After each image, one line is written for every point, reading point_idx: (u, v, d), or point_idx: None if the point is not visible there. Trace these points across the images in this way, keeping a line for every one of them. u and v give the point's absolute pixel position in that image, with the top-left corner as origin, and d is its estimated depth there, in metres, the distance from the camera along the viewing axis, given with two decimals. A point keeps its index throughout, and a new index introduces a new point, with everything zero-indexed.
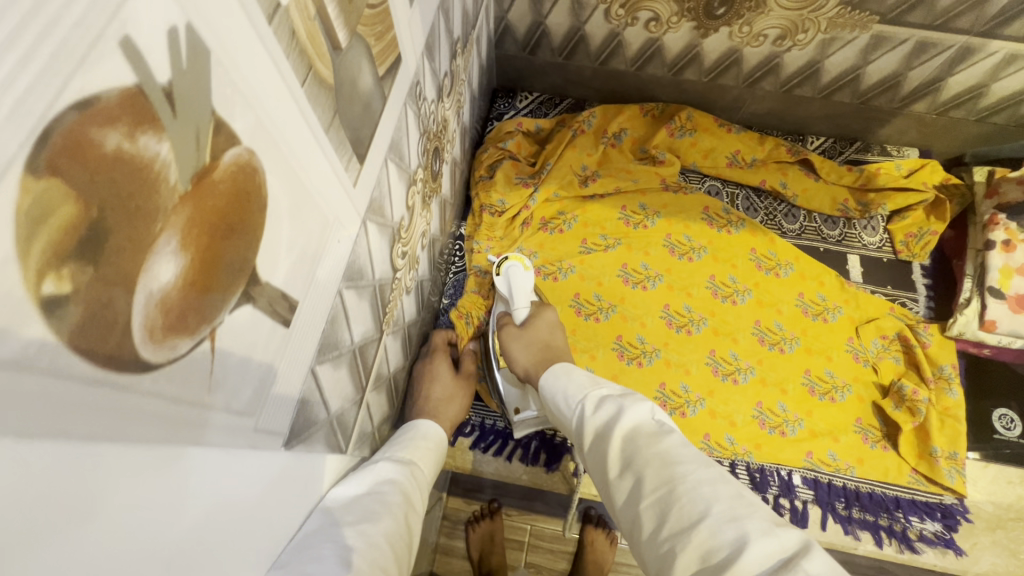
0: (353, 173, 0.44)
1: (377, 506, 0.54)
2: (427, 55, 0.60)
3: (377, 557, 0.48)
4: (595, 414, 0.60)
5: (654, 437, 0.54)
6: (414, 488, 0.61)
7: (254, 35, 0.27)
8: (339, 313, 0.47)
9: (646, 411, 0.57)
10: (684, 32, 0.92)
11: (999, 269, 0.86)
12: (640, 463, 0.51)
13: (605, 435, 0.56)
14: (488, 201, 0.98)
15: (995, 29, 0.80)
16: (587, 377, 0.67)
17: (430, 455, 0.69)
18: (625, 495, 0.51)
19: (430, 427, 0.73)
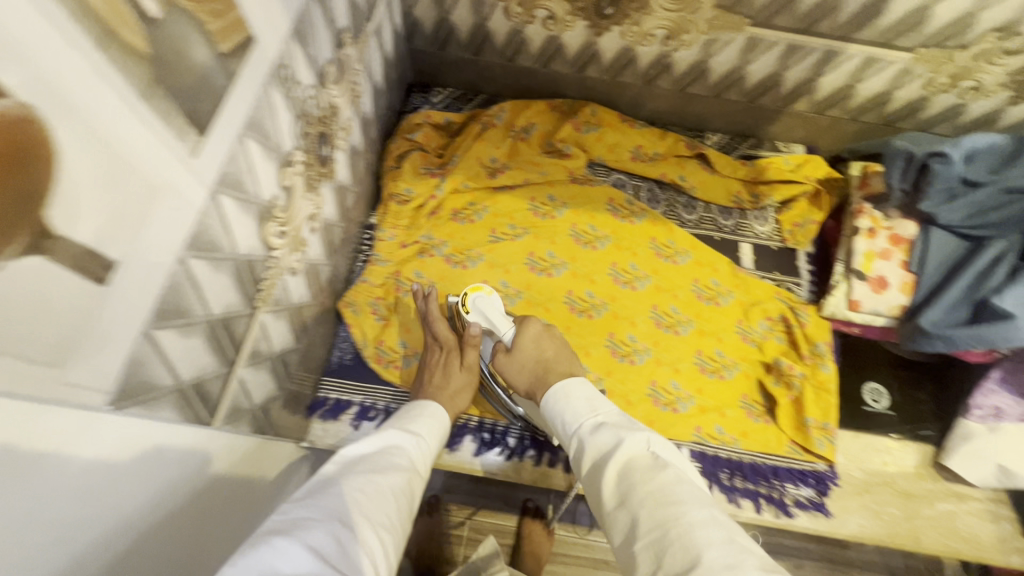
0: (190, 143, 0.46)
1: (385, 464, 0.66)
2: (299, 41, 0.62)
3: (383, 505, 0.60)
4: (593, 442, 0.64)
5: (649, 471, 0.58)
6: (419, 453, 0.72)
7: None
8: (182, 282, 0.49)
9: (643, 442, 0.61)
10: (580, 31, 0.97)
11: (862, 253, 0.94)
12: (635, 500, 0.56)
13: (600, 466, 0.61)
14: (395, 190, 1.02)
15: (850, 33, 0.88)
16: (586, 400, 0.69)
17: (437, 428, 0.78)
18: (622, 530, 0.56)
19: (435, 408, 0.80)
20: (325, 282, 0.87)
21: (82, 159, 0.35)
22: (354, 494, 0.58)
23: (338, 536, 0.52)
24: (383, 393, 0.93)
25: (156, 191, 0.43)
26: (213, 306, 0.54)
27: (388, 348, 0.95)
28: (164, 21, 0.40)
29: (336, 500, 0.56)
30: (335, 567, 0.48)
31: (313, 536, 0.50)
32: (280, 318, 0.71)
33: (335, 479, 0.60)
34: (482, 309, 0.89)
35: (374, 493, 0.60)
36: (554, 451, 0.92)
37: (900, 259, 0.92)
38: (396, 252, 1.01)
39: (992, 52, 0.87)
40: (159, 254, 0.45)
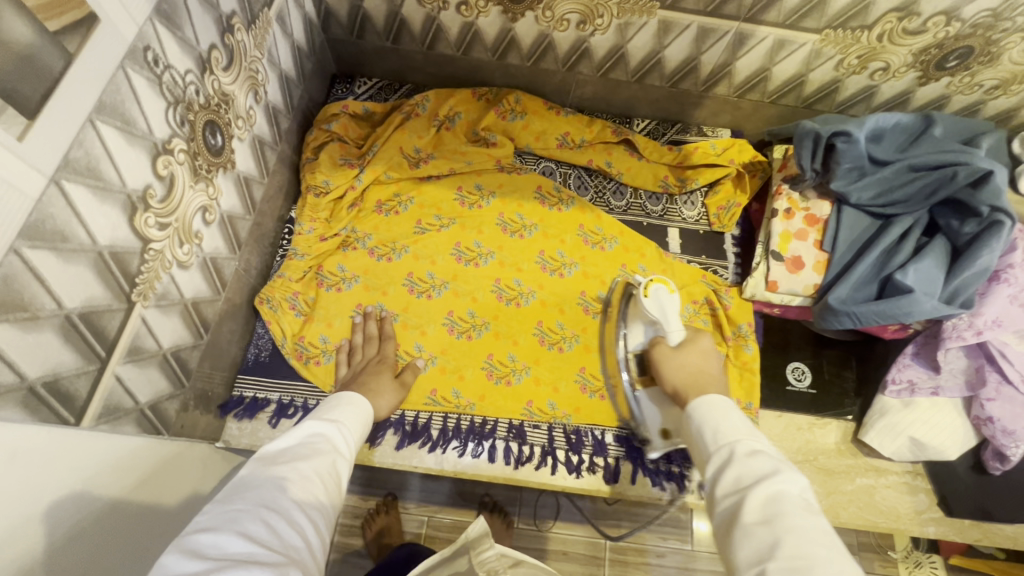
0: (13, 127, 0.43)
1: (306, 451, 0.61)
2: (163, 22, 0.59)
3: (311, 489, 0.56)
4: (745, 462, 0.57)
5: (803, 509, 0.51)
6: (344, 438, 0.68)
7: None
8: (18, 274, 0.46)
9: (798, 485, 0.54)
10: (494, 17, 0.96)
11: (779, 234, 0.94)
12: (783, 526, 0.49)
13: (747, 484, 0.55)
14: (312, 182, 0.99)
15: (757, 14, 0.88)
16: (746, 422, 0.64)
17: (358, 416, 0.74)
18: (751, 550, 0.49)
19: (355, 396, 0.77)
20: (230, 278, 0.84)
21: None
22: (278, 481, 0.55)
23: (268, 520, 0.50)
24: (301, 389, 0.90)
25: None
26: (65, 300, 0.52)
27: (309, 343, 0.92)
28: None
29: (258, 492, 0.53)
30: (272, 549, 0.47)
31: (244, 523, 0.48)
32: (168, 314, 0.69)
33: (257, 471, 0.56)
34: (660, 300, 0.85)
35: (302, 478, 0.57)
36: (479, 441, 0.89)
37: (816, 239, 0.93)
38: (314, 246, 0.98)
39: (895, 32, 0.88)
40: None
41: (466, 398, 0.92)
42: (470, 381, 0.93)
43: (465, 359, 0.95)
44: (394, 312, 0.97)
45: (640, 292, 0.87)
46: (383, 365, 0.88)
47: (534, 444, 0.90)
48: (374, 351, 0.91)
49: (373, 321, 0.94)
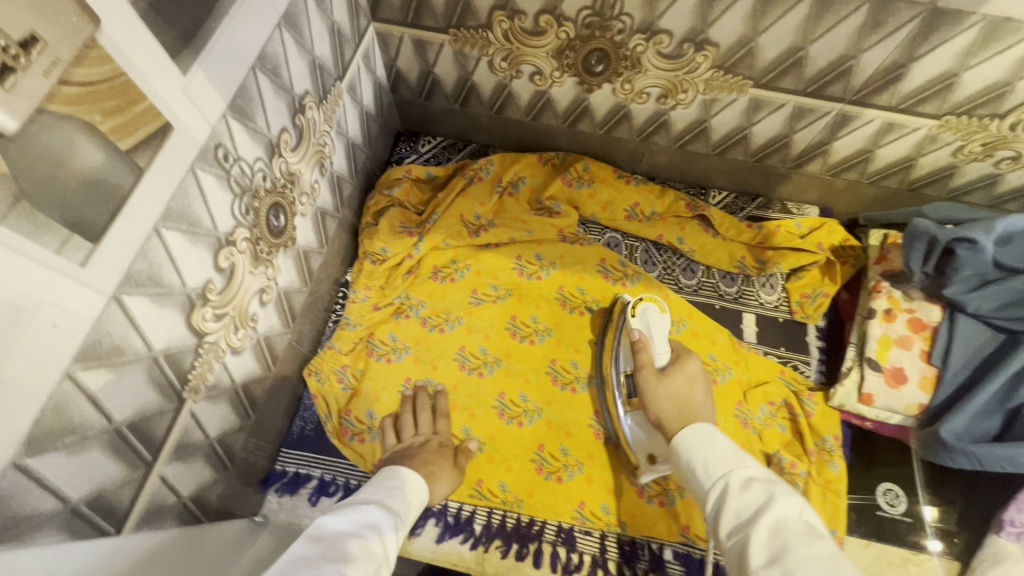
0: (79, 254, 0.42)
1: (356, 551, 0.53)
2: (237, 116, 0.58)
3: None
4: (740, 496, 0.55)
5: (806, 537, 0.48)
6: (396, 535, 0.61)
7: None
8: (71, 399, 0.44)
9: (796, 508, 0.51)
10: (569, 87, 0.91)
11: (877, 338, 0.83)
12: (791, 561, 0.46)
13: (747, 521, 0.52)
14: (370, 249, 0.97)
15: (866, 97, 0.79)
16: (730, 449, 0.61)
17: (410, 509, 0.67)
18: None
19: (417, 480, 0.72)
20: (282, 351, 0.82)
21: None
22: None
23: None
24: (342, 467, 0.87)
25: (27, 314, 0.39)
26: (115, 414, 0.50)
27: (355, 418, 0.89)
28: (30, 134, 0.36)
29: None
30: None
31: None
32: (217, 402, 0.67)
33: (309, 564, 0.49)
34: (648, 320, 0.88)
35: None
36: (523, 542, 0.83)
37: (921, 348, 0.82)
38: (367, 314, 0.96)
39: None
40: (29, 381, 0.40)
41: (514, 492, 0.86)
42: (518, 474, 0.87)
43: (513, 450, 0.88)
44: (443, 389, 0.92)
45: (628, 312, 0.90)
46: (441, 449, 0.83)
47: (584, 552, 0.83)
48: (427, 428, 0.85)
49: (423, 403, 0.88)
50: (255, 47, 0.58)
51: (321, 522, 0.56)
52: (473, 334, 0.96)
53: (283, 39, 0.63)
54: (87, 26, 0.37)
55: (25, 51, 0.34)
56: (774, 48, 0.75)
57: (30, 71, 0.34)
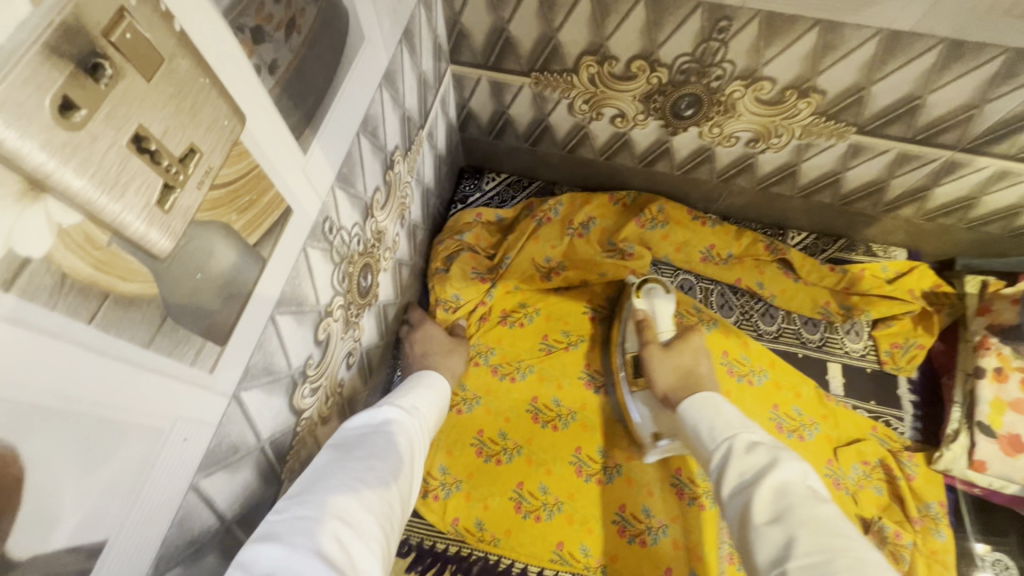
0: (210, 360, 0.39)
1: (382, 446, 0.54)
2: (342, 186, 0.55)
3: (385, 494, 0.49)
4: (745, 457, 0.57)
5: (811, 498, 0.51)
6: (417, 430, 0.61)
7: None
8: (193, 508, 0.42)
9: (802, 472, 0.54)
10: (652, 129, 0.87)
11: (989, 402, 0.80)
12: (795, 520, 0.48)
13: (751, 481, 0.54)
14: (442, 296, 0.93)
15: (982, 146, 0.74)
16: (738, 416, 0.64)
17: (434, 403, 0.68)
18: (770, 550, 0.48)
19: (434, 378, 0.72)
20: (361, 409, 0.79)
21: (64, 457, 0.29)
22: (351, 485, 0.47)
23: (342, 532, 0.42)
24: (416, 526, 0.84)
25: (165, 432, 0.36)
26: (226, 512, 0.47)
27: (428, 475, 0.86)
28: (181, 251, 0.33)
29: (335, 490, 0.46)
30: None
31: (314, 535, 0.41)
32: None
33: (331, 466, 0.50)
34: (656, 305, 0.87)
35: (377, 481, 0.49)
36: None
37: None
38: None
39: None
40: (160, 499, 0.37)
41: (596, 556, 0.81)
42: (599, 537, 0.82)
43: (594, 508, 0.84)
44: (517, 444, 0.89)
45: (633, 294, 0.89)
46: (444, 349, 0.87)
47: None
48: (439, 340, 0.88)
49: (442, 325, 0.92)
50: (361, 111, 0.55)
51: (343, 428, 0.57)
52: (547, 387, 0.93)
53: (382, 98, 0.60)
54: (235, 126, 0.34)
55: (183, 165, 0.30)
56: (887, 97, 0.70)
57: (187, 186, 0.31)
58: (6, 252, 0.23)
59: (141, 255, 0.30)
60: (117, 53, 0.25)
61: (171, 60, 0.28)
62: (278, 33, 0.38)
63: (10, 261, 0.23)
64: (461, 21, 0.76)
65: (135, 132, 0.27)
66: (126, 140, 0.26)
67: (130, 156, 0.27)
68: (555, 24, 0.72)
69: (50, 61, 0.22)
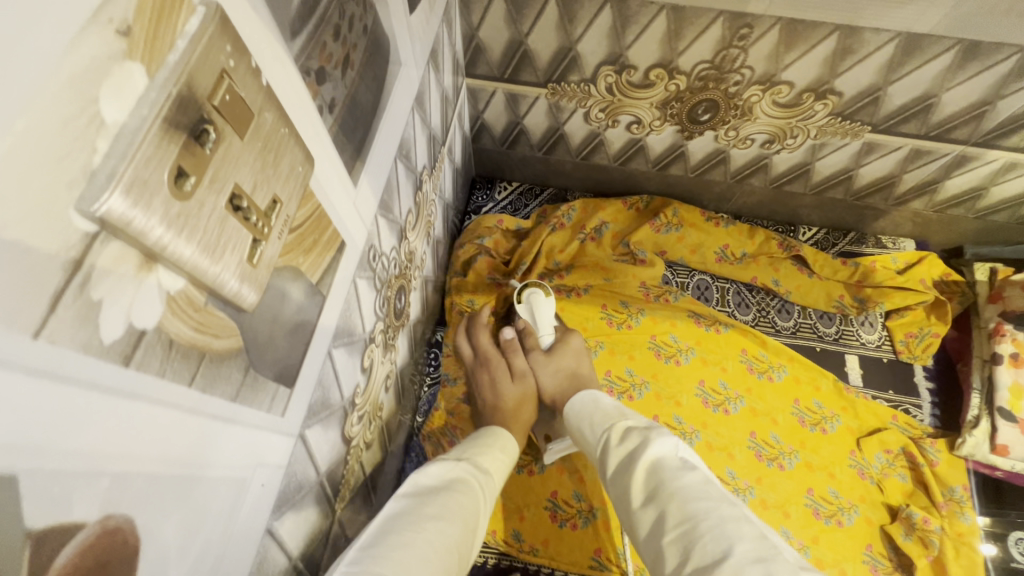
0: (282, 403, 0.39)
1: (452, 506, 0.52)
2: (383, 213, 0.54)
3: (449, 562, 0.46)
4: (618, 446, 0.58)
5: (677, 470, 0.51)
6: (486, 490, 0.60)
7: (119, 397, 0.23)
8: (268, 552, 0.41)
9: (672, 445, 0.54)
10: (667, 134, 0.87)
11: (1008, 387, 0.83)
12: (665, 495, 0.48)
13: (627, 466, 0.54)
14: (458, 299, 0.96)
15: (992, 140, 0.76)
16: (614, 407, 0.66)
17: (503, 462, 0.68)
18: (648, 528, 0.49)
19: (503, 434, 0.72)
20: (395, 429, 0.78)
21: (169, 522, 0.28)
22: (422, 547, 0.45)
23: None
24: None
25: (247, 481, 0.35)
26: (293, 551, 0.46)
27: None
28: (263, 302, 0.32)
29: (408, 552, 0.44)
30: None
31: None
32: (354, 502, 0.64)
33: (404, 520, 0.48)
34: (533, 304, 0.91)
35: (444, 546, 0.47)
36: None
37: None
38: None
39: None
40: (244, 548, 0.37)
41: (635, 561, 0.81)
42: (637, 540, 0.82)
43: None
44: (549, 452, 0.90)
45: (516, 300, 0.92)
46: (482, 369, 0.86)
47: None
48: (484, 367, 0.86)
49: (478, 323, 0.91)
50: (398, 135, 0.55)
51: (411, 480, 0.56)
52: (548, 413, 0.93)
53: (414, 121, 0.60)
54: (307, 171, 0.34)
55: (268, 218, 0.30)
56: (903, 96, 0.72)
57: (270, 238, 0.31)
58: (127, 328, 0.22)
59: (232, 310, 0.30)
60: (219, 116, 0.24)
61: (259, 115, 0.28)
62: (336, 70, 0.38)
63: (130, 336, 0.23)
64: (478, 36, 0.76)
65: (231, 192, 0.26)
66: (224, 201, 0.26)
67: (227, 217, 0.26)
68: (575, 35, 0.72)
69: (169, 134, 0.21)
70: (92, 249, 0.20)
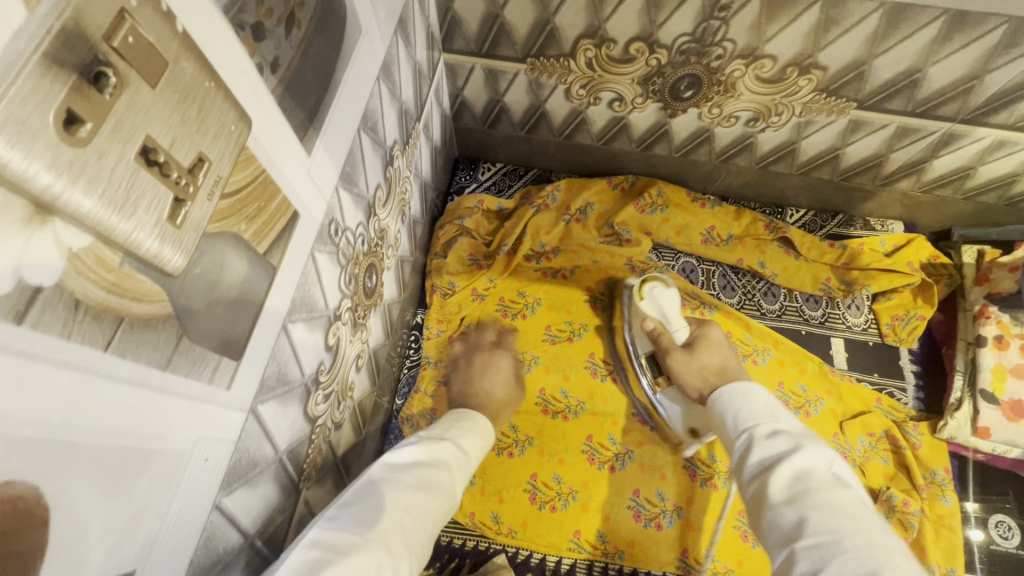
0: (227, 375, 0.37)
1: (433, 479, 0.53)
2: (345, 186, 0.53)
3: (422, 534, 0.48)
4: (765, 443, 0.55)
5: (831, 485, 0.49)
6: (462, 466, 0.59)
7: (8, 361, 0.21)
8: (217, 528, 0.40)
9: (825, 459, 0.51)
10: (650, 112, 0.85)
11: (991, 369, 0.82)
12: (809, 503, 0.47)
13: (769, 465, 0.52)
14: (438, 283, 0.94)
15: (981, 117, 0.75)
16: (763, 404, 0.61)
17: (477, 439, 0.65)
18: (781, 530, 0.47)
19: (478, 419, 0.68)
20: (370, 410, 0.77)
21: (89, 493, 0.27)
22: (399, 515, 0.47)
23: (385, 564, 0.42)
24: None
25: (186, 455, 0.34)
26: (249, 527, 0.46)
27: None
28: (194, 267, 0.31)
29: (385, 518, 0.46)
30: None
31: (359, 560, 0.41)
32: (324, 481, 0.63)
33: (386, 485, 0.50)
34: (658, 300, 0.87)
35: (420, 518, 0.48)
36: None
37: None
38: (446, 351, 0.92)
39: None
40: (185, 525, 0.36)
41: (613, 542, 0.81)
42: (615, 523, 0.82)
43: (611, 496, 0.84)
44: (529, 436, 0.88)
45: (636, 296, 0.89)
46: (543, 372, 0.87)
47: None
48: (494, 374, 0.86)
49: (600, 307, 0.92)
50: (361, 105, 0.53)
51: (399, 447, 0.56)
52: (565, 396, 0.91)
53: (381, 93, 0.58)
54: (241, 131, 0.33)
55: (192, 177, 0.29)
56: (888, 71, 0.70)
57: (197, 198, 0.29)
58: (17, 283, 0.21)
59: (154, 274, 0.28)
60: (120, 60, 0.23)
61: (174, 64, 0.26)
62: (277, 28, 0.36)
63: (21, 294, 0.21)
64: (453, 8, 0.73)
65: (142, 144, 0.25)
66: (134, 153, 0.24)
67: (138, 170, 0.25)
68: (552, 7, 0.70)
69: (50, 72, 0.20)
70: None
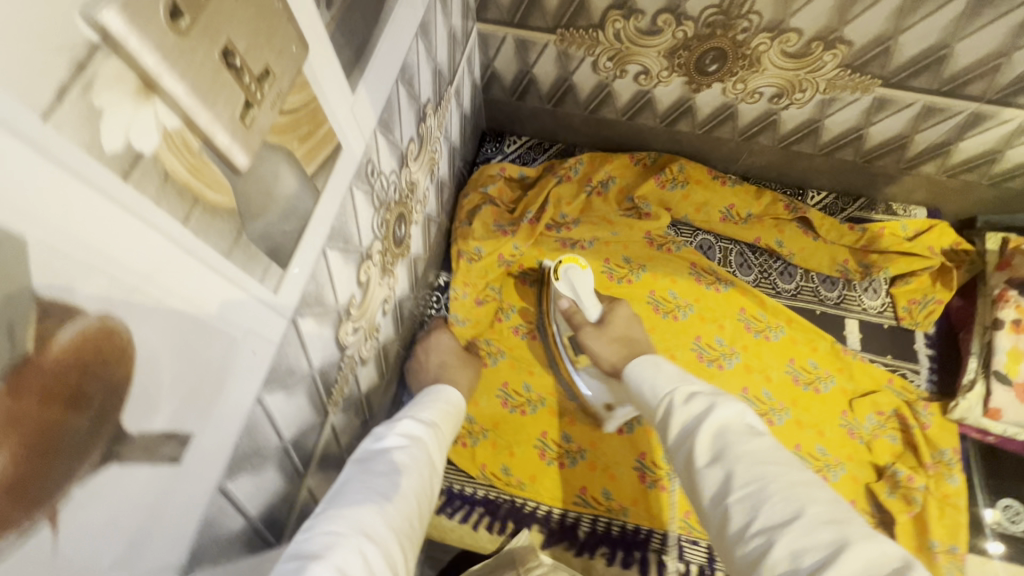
0: (273, 280, 0.42)
1: (406, 460, 0.56)
2: (383, 132, 0.57)
3: (408, 513, 0.51)
4: (684, 408, 0.57)
5: (746, 435, 0.52)
6: (435, 441, 0.64)
7: (117, 210, 0.26)
8: (259, 421, 0.45)
9: (739, 411, 0.54)
10: (675, 87, 0.88)
11: (1007, 351, 0.82)
12: (733, 456, 0.49)
13: (691, 430, 0.54)
14: (465, 248, 0.95)
15: (1008, 97, 0.75)
16: (676, 371, 0.64)
17: (450, 417, 0.71)
18: (713, 488, 0.49)
19: (450, 393, 0.75)
20: (393, 357, 0.82)
21: (164, 348, 0.32)
22: (376, 501, 0.49)
23: (365, 548, 0.44)
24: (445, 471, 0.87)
25: (237, 342, 0.39)
26: (284, 431, 0.51)
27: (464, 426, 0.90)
28: (255, 168, 0.36)
29: (359, 509, 0.47)
30: None
31: (339, 553, 0.42)
32: (348, 413, 0.67)
33: (354, 479, 0.52)
34: (571, 280, 0.89)
35: (396, 494, 0.51)
36: (629, 550, 0.81)
37: None
38: (472, 311, 0.95)
39: None
40: (233, 408, 0.40)
41: (617, 500, 0.85)
42: (621, 482, 0.86)
43: (617, 457, 0.87)
44: (541, 396, 0.92)
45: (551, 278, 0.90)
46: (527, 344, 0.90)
47: (691, 561, 0.79)
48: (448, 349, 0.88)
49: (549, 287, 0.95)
50: (400, 58, 0.57)
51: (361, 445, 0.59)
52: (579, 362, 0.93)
53: (418, 49, 0.62)
54: (300, 54, 0.37)
55: (259, 84, 0.33)
56: (914, 46, 0.71)
57: (262, 105, 0.34)
58: (126, 146, 0.26)
59: (224, 167, 0.33)
60: None
61: None
62: None
63: (128, 154, 0.26)
64: None
65: (224, 46, 0.29)
66: (216, 53, 0.29)
67: (221, 69, 0.29)
68: None
69: None
70: (96, 58, 0.23)
